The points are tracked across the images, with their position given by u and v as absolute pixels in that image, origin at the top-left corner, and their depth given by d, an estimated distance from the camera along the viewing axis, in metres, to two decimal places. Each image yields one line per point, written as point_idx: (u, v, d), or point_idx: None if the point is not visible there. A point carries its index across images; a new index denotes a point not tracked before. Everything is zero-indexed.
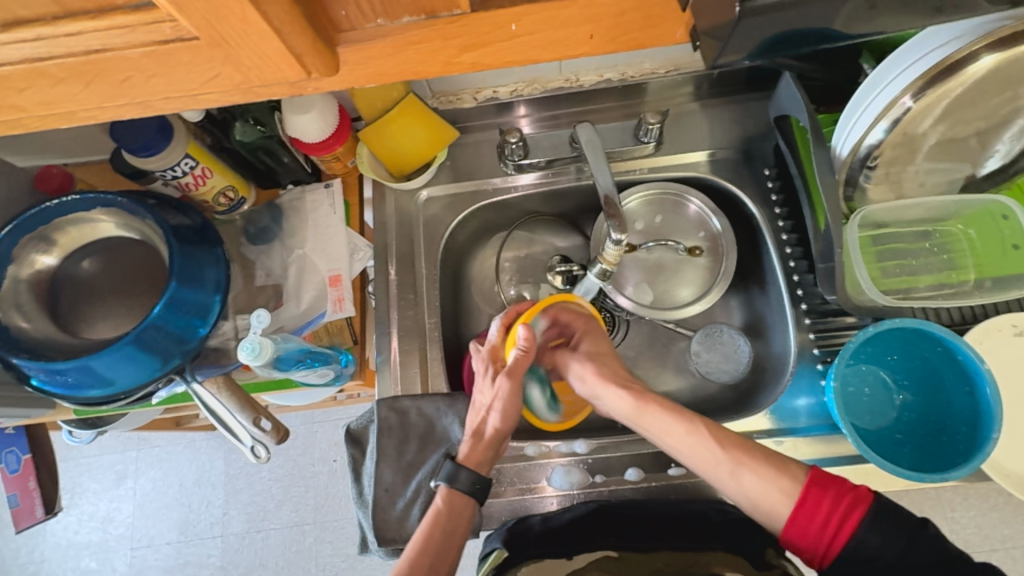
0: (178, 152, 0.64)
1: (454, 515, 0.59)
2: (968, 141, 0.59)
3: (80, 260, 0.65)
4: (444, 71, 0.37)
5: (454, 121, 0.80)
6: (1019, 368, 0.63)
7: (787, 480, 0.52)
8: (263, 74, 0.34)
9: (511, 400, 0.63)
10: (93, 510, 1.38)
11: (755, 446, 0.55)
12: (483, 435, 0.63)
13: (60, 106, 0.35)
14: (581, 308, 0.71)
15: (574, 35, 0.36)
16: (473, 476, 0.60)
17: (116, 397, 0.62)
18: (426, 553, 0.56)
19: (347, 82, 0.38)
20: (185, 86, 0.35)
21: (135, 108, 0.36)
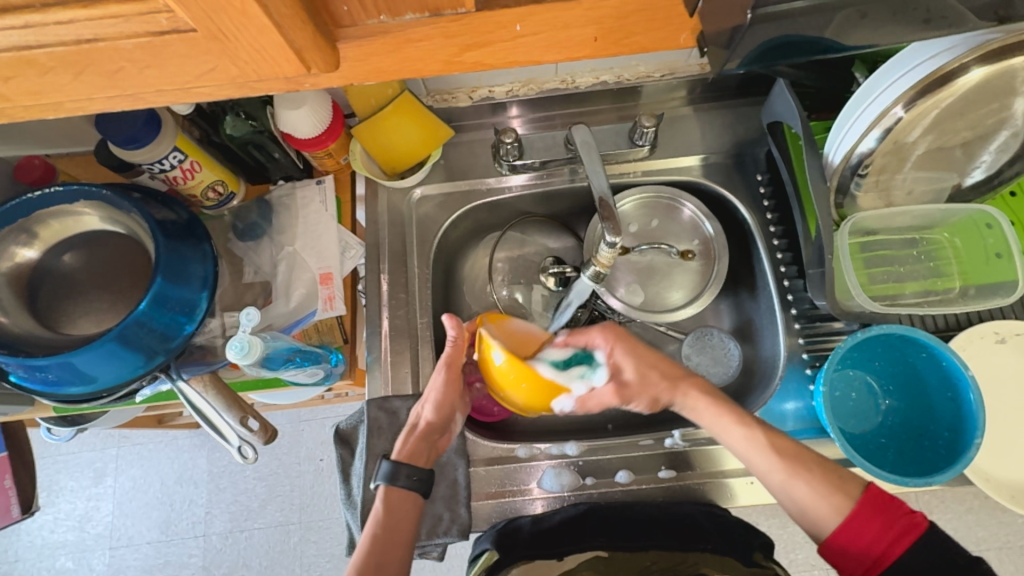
0: (167, 145, 0.63)
1: (394, 512, 0.58)
2: (953, 151, 0.60)
3: (61, 253, 0.63)
4: (446, 70, 0.37)
5: (448, 120, 0.80)
6: (1001, 376, 0.64)
7: (840, 496, 0.55)
8: (262, 68, 0.34)
9: (444, 393, 0.62)
10: (70, 509, 1.35)
11: (809, 459, 0.57)
12: (416, 432, 0.62)
13: (46, 95, 0.34)
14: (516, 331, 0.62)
15: (579, 36, 0.36)
16: (410, 471, 0.59)
17: (98, 395, 0.61)
18: (372, 555, 0.55)
19: (348, 78, 0.37)
20: (179, 78, 0.34)
21: (126, 100, 0.35)
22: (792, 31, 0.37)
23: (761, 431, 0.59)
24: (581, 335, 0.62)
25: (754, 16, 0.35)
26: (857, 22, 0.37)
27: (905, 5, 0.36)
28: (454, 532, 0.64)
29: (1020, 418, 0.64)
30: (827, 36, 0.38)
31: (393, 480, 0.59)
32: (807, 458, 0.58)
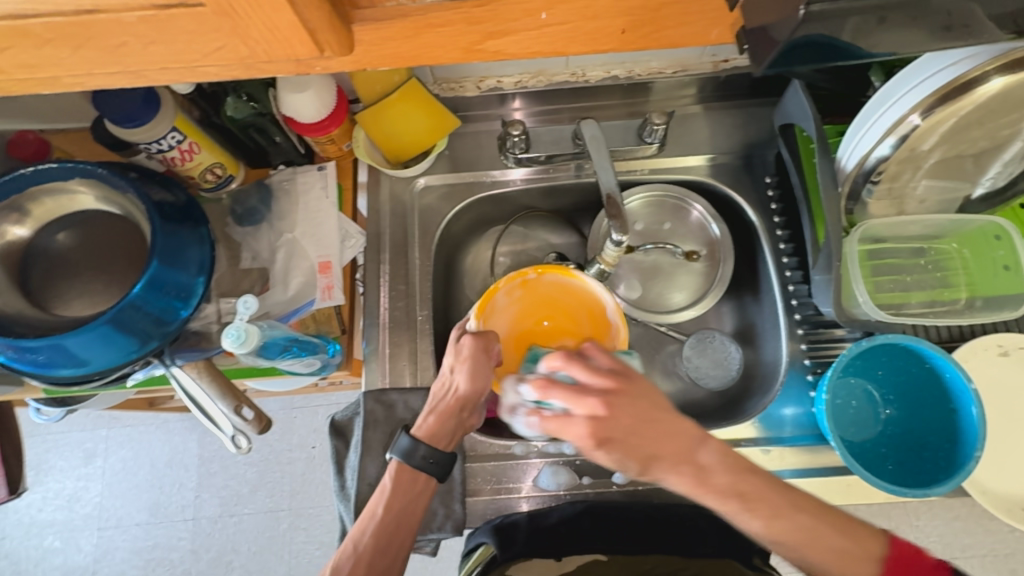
0: (165, 125, 0.61)
1: (402, 491, 0.56)
2: (967, 161, 0.59)
3: (55, 232, 0.62)
4: (465, 58, 0.36)
5: (455, 109, 0.78)
6: (1003, 388, 0.64)
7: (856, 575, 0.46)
8: (272, 48, 0.33)
9: (477, 360, 0.58)
10: (58, 488, 1.33)
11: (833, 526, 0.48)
12: (442, 407, 0.59)
13: (41, 68, 0.33)
14: (507, 296, 0.66)
15: (606, 28, 0.36)
16: (428, 450, 0.57)
17: (89, 378, 0.59)
18: (378, 536, 0.54)
19: (361, 63, 0.36)
20: (184, 56, 0.33)
21: (126, 77, 0.34)
22: (820, 34, 0.35)
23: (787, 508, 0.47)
24: (555, 426, 0.46)
25: (807, 12, 0.32)
26: (879, 31, 0.36)
27: (935, 12, 0.35)
28: (448, 529, 0.63)
29: (1018, 430, 0.64)
30: (848, 42, 0.36)
31: (408, 455, 0.57)
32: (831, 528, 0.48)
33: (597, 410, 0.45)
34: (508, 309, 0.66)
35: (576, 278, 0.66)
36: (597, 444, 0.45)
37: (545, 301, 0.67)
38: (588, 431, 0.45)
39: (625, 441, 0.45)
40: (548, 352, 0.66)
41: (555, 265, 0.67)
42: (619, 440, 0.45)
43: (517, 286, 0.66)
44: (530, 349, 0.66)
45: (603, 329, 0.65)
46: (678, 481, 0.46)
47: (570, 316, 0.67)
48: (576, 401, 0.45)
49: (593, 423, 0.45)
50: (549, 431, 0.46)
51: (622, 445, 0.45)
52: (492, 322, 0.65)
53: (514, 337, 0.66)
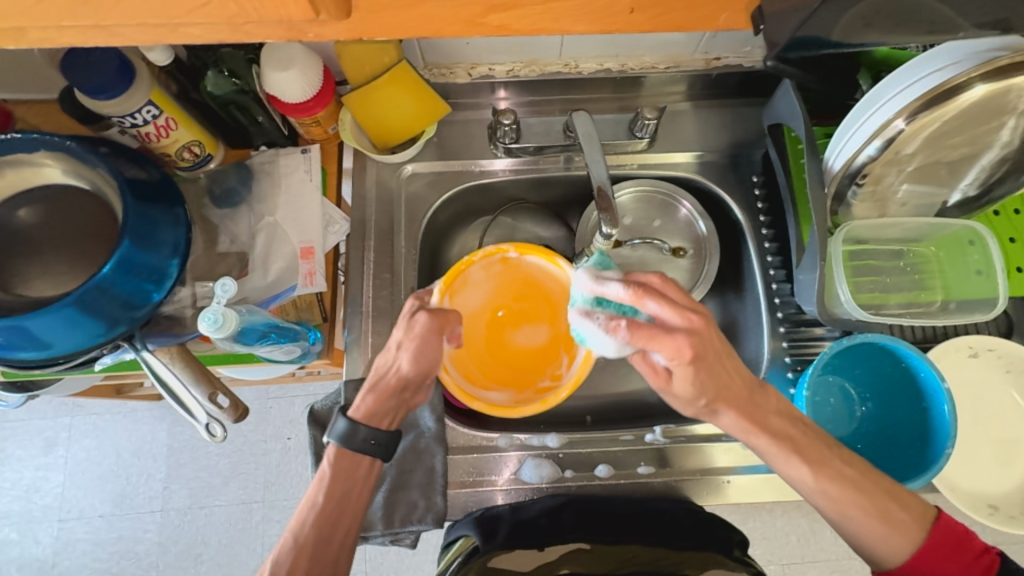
0: (140, 98, 0.59)
1: (344, 480, 0.55)
2: (948, 165, 0.61)
3: (15, 209, 0.58)
4: (467, 30, 0.36)
5: (445, 96, 0.76)
6: (970, 388, 0.66)
7: (903, 539, 0.50)
8: (266, 8, 0.31)
9: (425, 342, 0.54)
10: (16, 478, 1.28)
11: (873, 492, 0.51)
12: (383, 387, 0.56)
13: (8, 18, 0.31)
14: (481, 271, 0.64)
15: (613, 7, 0.36)
16: (361, 433, 0.55)
17: (54, 361, 0.57)
18: (317, 526, 0.54)
19: (356, 30, 0.35)
20: (167, 11, 0.31)
21: (98, 33, 0.33)
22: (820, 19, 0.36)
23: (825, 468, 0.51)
24: (647, 341, 0.46)
25: None
26: None
27: None
28: (428, 521, 0.62)
29: (982, 428, 0.66)
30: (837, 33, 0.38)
31: (344, 440, 0.55)
32: (875, 493, 0.51)
33: (693, 326, 0.47)
34: (486, 281, 0.66)
35: (555, 265, 0.63)
36: (690, 358, 0.46)
37: (520, 279, 0.66)
38: (683, 355, 0.46)
39: (710, 365, 0.48)
40: (518, 333, 0.68)
41: (538, 248, 0.63)
42: (706, 361, 0.48)
43: (497, 261, 0.64)
44: (499, 326, 0.67)
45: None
46: (735, 416, 0.52)
47: (552, 305, 0.67)
48: (672, 314, 0.47)
49: (692, 342, 0.46)
50: (640, 341, 0.46)
51: (706, 366, 0.48)
52: (467, 290, 0.64)
53: (486, 311, 0.67)
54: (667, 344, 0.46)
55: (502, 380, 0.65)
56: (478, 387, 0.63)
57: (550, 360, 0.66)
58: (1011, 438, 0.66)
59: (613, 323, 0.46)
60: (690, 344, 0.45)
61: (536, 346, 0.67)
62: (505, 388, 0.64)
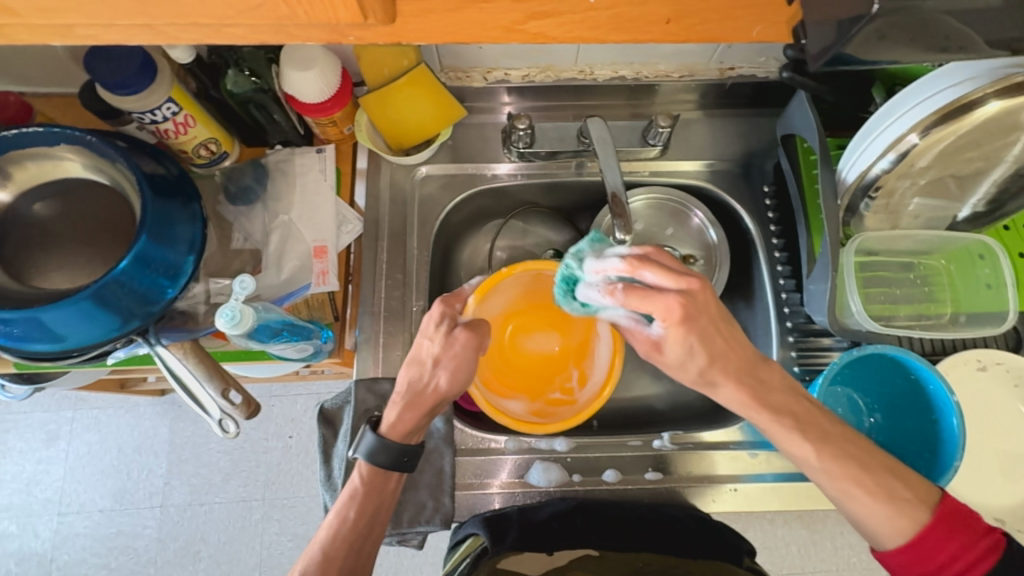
0: (161, 95, 0.59)
1: (372, 496, 0.55)
2: (963, 179, 0.61)
3: (34, 201, 0.59)
4: (504, 37, 0.37)
5: (460, 100, 0.77)
6: (980, 401, 0.67)
7: (905, 519, 0.47)
8: (315, 10, 0.32)
9: (465, 359, 0.55)
10: (17, 471, 1.28)
11: (879, 476, 0.49)
12: (416, 403, 0.55)
13: (61, 14, 0.32)
14: (511, 280, 0.64)
15: (651, 15, 0.37)
16: (394, 450, 0.55)
17: (67, 354, 0.57)
18: (344, 541, 0.54)
19: (398, 35, 0.36)
20: (217, 11, 0.32)
21: (144, 32, 0.34)
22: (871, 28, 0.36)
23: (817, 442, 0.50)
24: (641, 304, 0.46)
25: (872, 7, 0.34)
26: (879, 45, 0.38)
27: (941, 27, 0.36)
28: (436, 522, 0.63)
29: (989, 442, 0.66)
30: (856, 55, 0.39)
31: (375, 455, 0.55)
32: (873, 467, 0.49)
33: (689, 289, 0.46)
34: (509, 291, 0.67)
35: None
36: (680, 319, 0.46)
37: (543, 290, 0.68)
38: (674, 316, 0.46)
39: (705, 329, 0.47)
40: (529, 339, 0.71)
41: None
42: (699, 324, 0.47)
43: (528, 275, 0.65)
44: (512, 330, 0.70)
45: (589, 345, 0.68)
46: (734, 389, 0.50)
47: (565, 317, 0.70)
48: (669, 277, 0.46)
49: (684, 303, 0.46)
50: (630, 303, 0.46)
51: (700, 329, 0.47)
52: (490, 302, 0.65)
53: (504, 316, 0.68)
54: (657, 306, 0.46)
55: (516, 387, 0.68)
56: (497, 395, 0.65)
57: (558, 370, 0.70)
58: (1018, 452, 0.66)
59: (609, 287, 0.48)
60: (679, 302, 0.45)
61: (545, 353, 0.70)
62: (520, 395, 0.67)
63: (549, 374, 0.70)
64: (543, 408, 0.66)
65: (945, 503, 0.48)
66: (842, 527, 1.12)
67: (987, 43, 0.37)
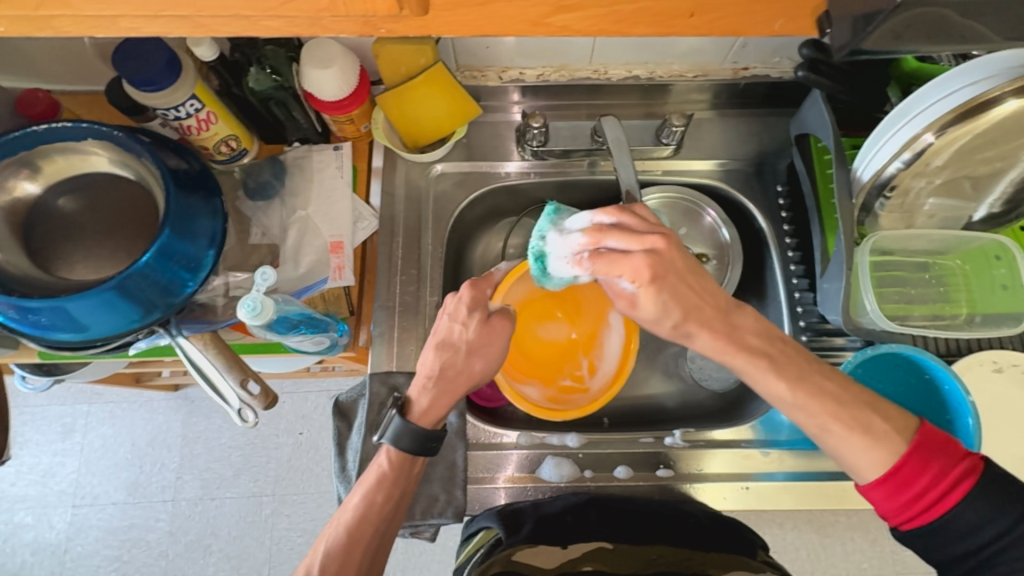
0: (185, 91, 0.60)
1: (399, 480, 0.56)
2: (982, 178, 0.61)
3: (61, 195, 0.60)
4: (530, 30, 0.38)
5: (475, 98, 0.78)
6: (997, 402, 0.66)
7: (881, 450, 0.46)
8: (352, 2, 0.33)
9: (498, 344, 0.58)
10: (34, 463, 1.30)
11: (854, 407, 0.47)
12: (446, 386, 0.57)
13: (110, 7, 0.33)
14: None
15: (674, 9, 0.37)
16: (421, 435, 0.56)
17: (91, 343, 0.58)
18: (369, 525, 0.54)
19: (428, 27, 0.37)
20: (258, 4, 0.33)
21: (185, 24, 0.35)
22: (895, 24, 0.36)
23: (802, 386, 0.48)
24: (609, 268, 0.47)
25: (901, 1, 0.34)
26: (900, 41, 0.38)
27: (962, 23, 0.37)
28: (448, 514, 0.63)
29: (1004, 444, 0.66)
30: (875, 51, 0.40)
31: (400, 440, 0.56)
32: (853, 405, 0.48)
33: (653, 249, 0.47)
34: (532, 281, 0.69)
35: None
36: (650, 278, 0.46)
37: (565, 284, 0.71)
38: (643, 275, 0.46)
39: (674, 284, 0.47)
40: (541, 326, 0.73)
41: None
42: (669, 280, 0.47)
43: None
44: (528, 317, 0.72)
45: (599, 337, 0.72)
46: (710, 335, 0.49)
47: (580, 307, 0.73)
48: (632, 240, 0.47)
49: (650, 262, 0.46)
50: (598, 270, 0.47)
51: (669, 285, 0.47)
52: (515, 292, 0.68)
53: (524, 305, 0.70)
54: (624, 268, 0.47)
55: (531, 373, 0.71)
56: (514, 380, 0.68)
57: (566, 358, 0.73)
58: None
59: (577, 258, 0.51)
60: (644, 262, 0.45)
61: (555, 341, 0.73)
62: (532, 380, 0.70)
63: (558, 361, 0.73)
64: (557, 394, 0.70)
65: (922, 431, 0.46)
66: (853, 533, 1.11)
67: (1009, 39, 0.37)
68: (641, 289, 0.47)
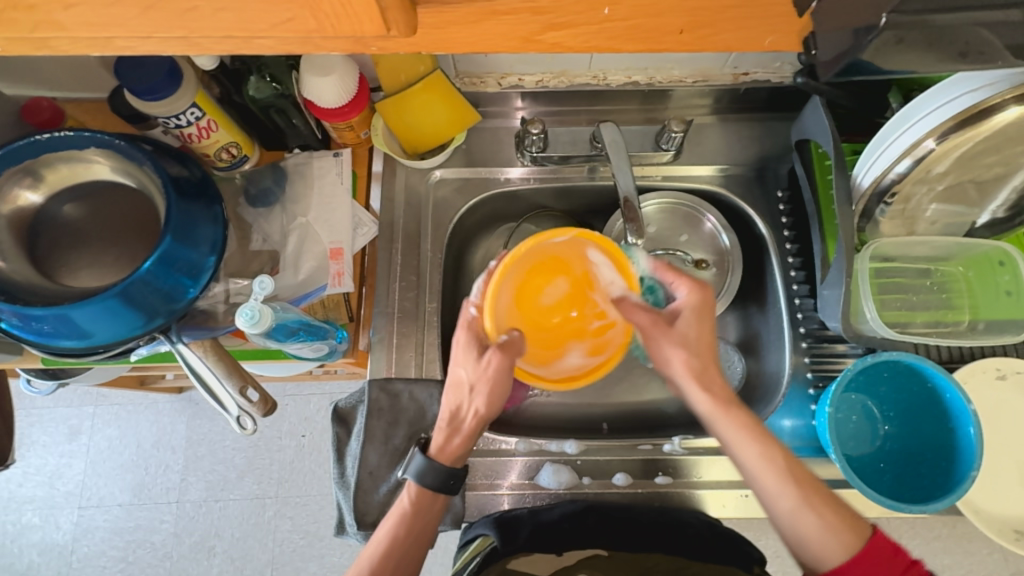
0: (186, 100, 0.61)
1: (421, 513, 0.56)
2: (984, 185, 0.60)
3: (64, 202, 0.61)
4: (522, 47, 0.38)
5: (475, 105, 0.78)
6: (1000, 410, 0.66)
7: (846, 535, 0.48)
8: (342, 22, 0.33)
9: (499, 381, 0.55)
10: (40, 464, 1.31)
11: (830, 496, 0.51)
12: (464, 429, 0.57)
13: (104, 29, 0.33)
14: (523, 260, 0.57)
15: (666, 26, 0.38)
16: (442, 472, 0.56)
17: (93, 350, 0.59)
18: (390, 558, 0.54)
19: (419, 46, 0.37)
20: (252, 24, 0.34)
21: (180, 43, 0.35)
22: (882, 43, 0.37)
23: (779, 451, 0.52)
24: (670, 276, 0.58)
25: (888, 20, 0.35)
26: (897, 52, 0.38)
27: (957, 37, 0.36)
28: (446, 521, 0.63)
29: (1008, 452, 0.65)
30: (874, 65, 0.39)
31: (422, 477, 0.56)
32: (820, 487, 0.51)
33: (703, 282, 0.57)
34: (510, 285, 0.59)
35: (562, 232, 0.57)
36: (704, 300, 0.56)
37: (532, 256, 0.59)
38: (696, 291, 0.57)
39: (704, 316, 0.57)
40: (542, 298, 0.62)
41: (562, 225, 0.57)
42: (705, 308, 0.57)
43: (529, 249, 0.57)
44: (523, 298, 0.60)
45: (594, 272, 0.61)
46: (696, 387, 0.56)
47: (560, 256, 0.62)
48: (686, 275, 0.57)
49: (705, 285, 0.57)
50: (665, 274, 0.58)
51: (704, 316, 0.57)
52: (499, 309, 0.57)
53: (512, 310, 0.58)
54: (683, 282, 0.57)
55: (559, 341, 0.62)
56: (554, 359, 0.61)
57: (583, 307, 0.63)
58: None
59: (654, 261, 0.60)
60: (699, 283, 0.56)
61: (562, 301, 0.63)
62: (574, 345, 0.62)
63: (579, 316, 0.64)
64: (596, 343, 0.62)
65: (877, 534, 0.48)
66: None
67: (1003, 51, 0.37)
68: (685, 308, 0.56)
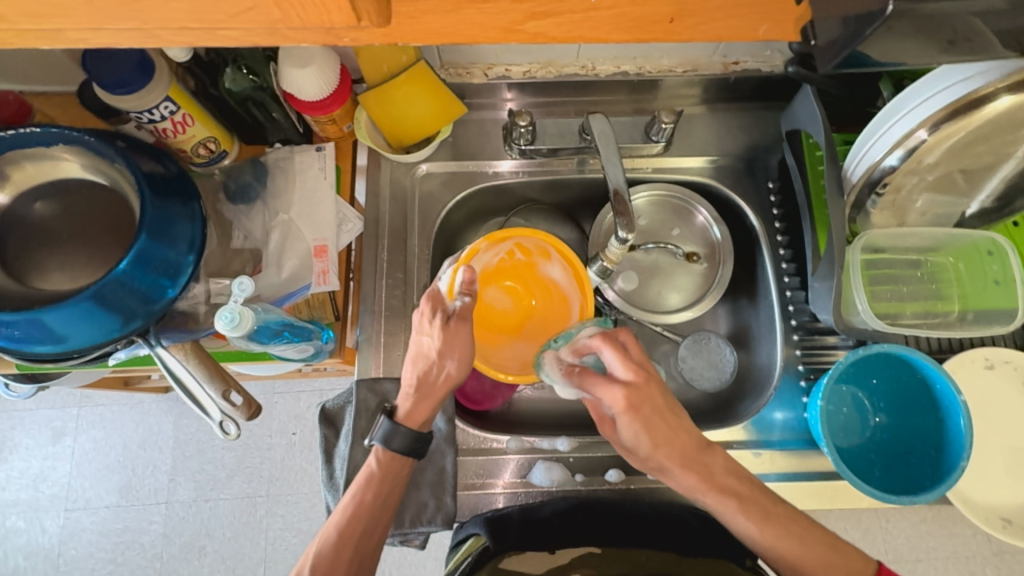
0: (158, 94, 0.58)
1: (387, 482, 0.55)
2: (974, 175, 0.60)
3: (33, 201, 0.58)
4: (504, 37, 0.36)
5: (461, 96, 0.76)
6: (987, 399, 0.66)
7: (848, 572, 0.51)
8: (308, 13, 0.32)
9: (465, 344, 0.55)
10: (24, 467, 1.29)
11: (819, 540, 0.52)
12: (428, 391, 0.56)
13: (50, 20, 0.31)
14: (524, 352, 0.66)
15: (654, 16, 0.36)
16: (410, 436, 0.55)
17: (68, 355, 0.57)
18: (355, 524, 0.53)
19: (395, 38, 0.35)
20: (209, 15, 0.32)
21: (137, 35, 0.33)
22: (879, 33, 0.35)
23: (757, 522, 0.52)
24: (591, 387, 0.51)
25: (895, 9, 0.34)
26: (886, 42, 0.37)
27: (947, 26, 0.35)
28: (438, 521, 0.62)
29: (995, 441, 0.66)
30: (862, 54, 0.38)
31: (391, 442, 0.55)
32: (819, 546, 0.52)
33: (633, 381, 0.50)
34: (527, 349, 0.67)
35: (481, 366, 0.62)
36: (626, 408, 0.49)
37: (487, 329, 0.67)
38: (622, 398, 0.49)
39: (648, 418, 0.50)
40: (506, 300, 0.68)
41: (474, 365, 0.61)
42: (643, 414, 0.50)
43: (533, 368, 0.64)
44: (513, 323, 0.68)
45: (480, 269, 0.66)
46: (683, 473, 0.53)
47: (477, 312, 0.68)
48: (604, 387, 0.50)
49: (629, 394, 0.49)
50: (584, 383, 0.51)
51: (646, 420, 0.50)
52: (521, 350, 0.66)
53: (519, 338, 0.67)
54: (606, 391, 0.50)
55: (545, 284, 0.68)
56: (548, 259, 0.68)
57: (504, 276, 0.68)
58: None
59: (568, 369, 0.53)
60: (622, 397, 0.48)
61: (497, 288, 0.68)
62: (541, 262, 0.68)
63: (507, 272, 0.69)
64: (539, 248, 0.67)
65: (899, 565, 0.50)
66: None
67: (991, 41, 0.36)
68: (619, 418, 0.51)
